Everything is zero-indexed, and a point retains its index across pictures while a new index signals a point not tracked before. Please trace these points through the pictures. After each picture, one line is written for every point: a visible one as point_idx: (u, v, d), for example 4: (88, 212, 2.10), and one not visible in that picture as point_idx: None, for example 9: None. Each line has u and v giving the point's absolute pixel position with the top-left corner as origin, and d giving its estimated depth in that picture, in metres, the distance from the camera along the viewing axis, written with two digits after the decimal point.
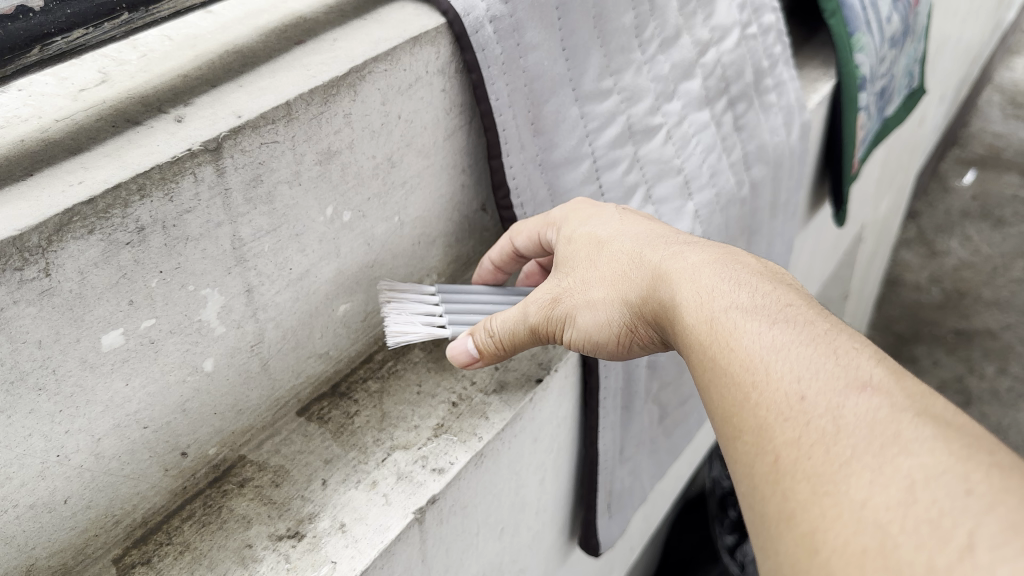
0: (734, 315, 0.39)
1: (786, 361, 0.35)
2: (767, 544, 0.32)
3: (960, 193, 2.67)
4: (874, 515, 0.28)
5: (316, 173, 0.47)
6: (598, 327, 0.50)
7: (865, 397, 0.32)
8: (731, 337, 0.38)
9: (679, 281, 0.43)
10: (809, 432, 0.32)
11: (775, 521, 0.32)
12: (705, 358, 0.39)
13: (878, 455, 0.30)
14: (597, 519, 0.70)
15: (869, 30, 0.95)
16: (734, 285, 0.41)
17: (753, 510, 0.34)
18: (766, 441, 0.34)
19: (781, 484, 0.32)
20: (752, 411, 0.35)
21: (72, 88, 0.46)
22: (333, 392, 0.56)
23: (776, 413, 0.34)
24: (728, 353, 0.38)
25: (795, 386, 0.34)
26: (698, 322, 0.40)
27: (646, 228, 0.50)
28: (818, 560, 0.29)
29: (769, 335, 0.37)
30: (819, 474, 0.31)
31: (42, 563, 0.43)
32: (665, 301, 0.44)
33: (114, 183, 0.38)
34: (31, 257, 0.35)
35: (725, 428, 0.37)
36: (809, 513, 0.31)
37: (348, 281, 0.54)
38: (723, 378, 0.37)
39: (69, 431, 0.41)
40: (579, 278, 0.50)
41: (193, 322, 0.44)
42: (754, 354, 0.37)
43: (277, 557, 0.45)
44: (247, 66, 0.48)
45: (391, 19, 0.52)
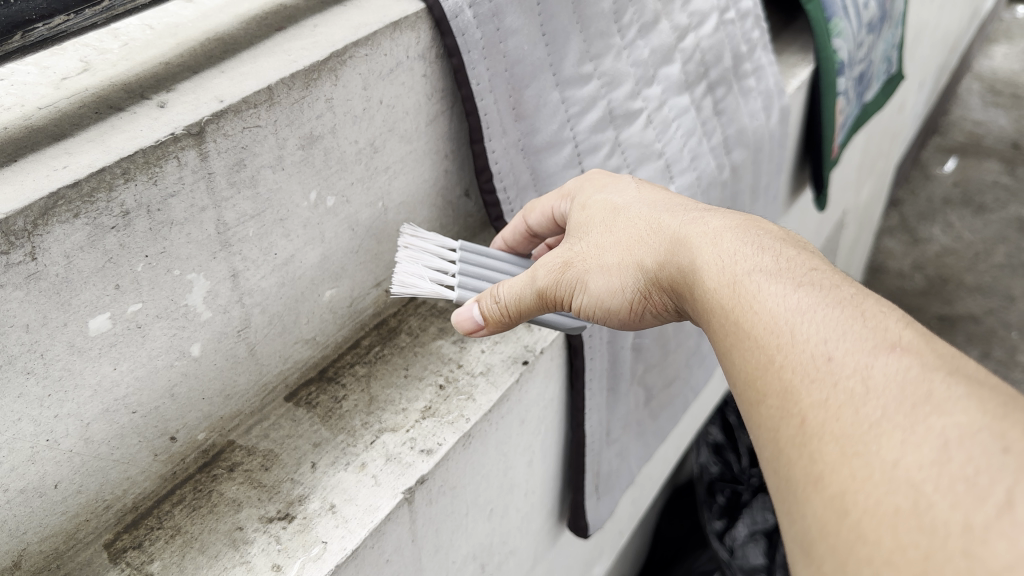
0: (759, 278, 0.38)
1: (813, 323, 0.35)
2: (792, 508, 0.31)
3: (941, 181, 2.69)
4: (907, 476, 0.28)
5: (299, 158, 0.48)
6: (611, 293, 0.50)
7: (894, 356, 0.31)
8: (754, 298, 0.38)
9: (701, 245, 0.43)
10: (837, 394, 0.31)
11: (801, 484, 0.31)
12: (728, 322, 0.39)
13: (910, 416, 0.29)
14: (586, 500, 0.71)
15: (847, 15, 0.96)
16: (757, 250, 0.40)
17: (776, 475, 0.33)
18: (791, 404, 0.33)
19: (808, 446, 0.31)
20: (776, 374, 0.35)
21: (54, 76, 0.46)
22: (321, 376, 0.57)
23: (802, 374, 0.33)
24: (753, 313, 0.37)
25: (821, 348, 0.33)
26: (720, 286, 0.40)
27: (664, 201, 0.50)
28: (848, 521, 0.28)
29: (795, 297, 0.37)
30: (848, 434, 0.30)
31: (33, 548, 0.43)
32: (686, 265, 0.44)
33: (99, 167, 0.38)
34: (16, 240, 0.36)
35: (748, 392, 0.36)
36: (837, 475, 0.29)
37: (333, 267, 0.55)
38: (747, 342, 0.37)
39: (58, 415, 0.41)
40: (594, 245, 0.51)
41: (178, 307, 0.45)
42: (778, 316, 0.36)
43: (268, 538, 0.46)
44: (228, 52, 0.48)
45: (371, 4, 0.52)
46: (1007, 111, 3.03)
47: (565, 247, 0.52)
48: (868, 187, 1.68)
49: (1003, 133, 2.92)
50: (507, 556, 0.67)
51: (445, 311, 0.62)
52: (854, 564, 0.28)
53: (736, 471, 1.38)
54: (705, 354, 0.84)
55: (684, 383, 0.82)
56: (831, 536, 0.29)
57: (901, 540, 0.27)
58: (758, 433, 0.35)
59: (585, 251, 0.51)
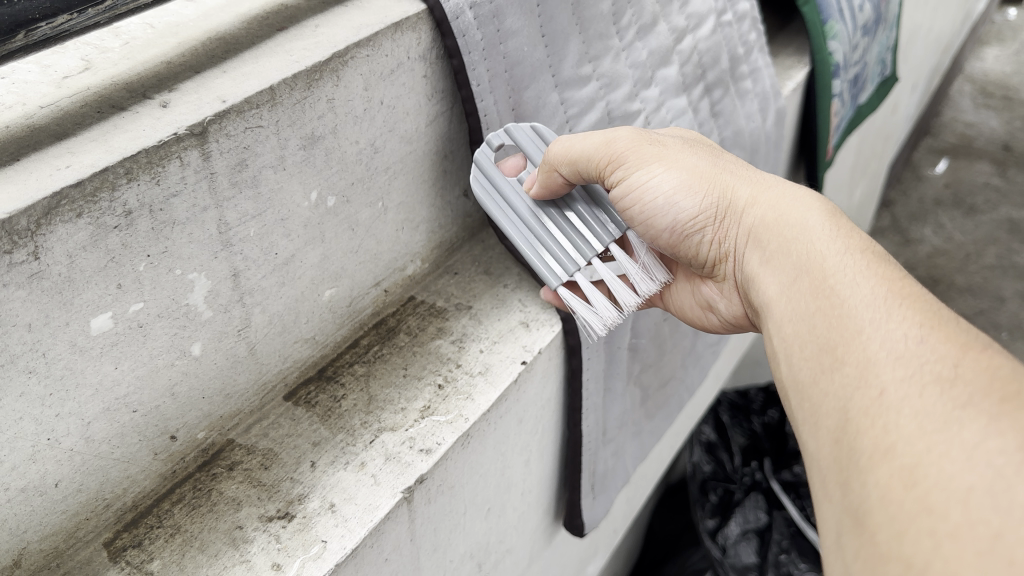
0: (858, 254, 0.42)
1: (904, 309, 0.38)
2: (853, 474, 0.34)
3: (932, 182, 2.71)
4: (986, 455, 0.30)
5: (301, 158, 0.48)
6: (684, 196, 0.53)
7: (982, 356, 0.35)
8: (855, 270, 0.41)
9: (807, 209, 0.48)
10: (924, 374, 0.34)
11: (868, 452, 0.34)
12: (818, 284, 0.42)
13: (996, 407, 0.32)
14: (582, 499, 0.71)
15: (842, 18, 0.97)
16: (845, 236, 0.44)
17: (837, 445, 0.36)
18: (871, 376, 0.36)
19: (881, 417, 0.34)
20: (860, 347, 0.37)
21: (55, 75, 0.46)
22: (320, 375, 0.57)
23: (888, 350, 0.36)
24: (848, 277, 0.41)
25: (914, 332, 0.36)
26: (828, 248, 0.44)
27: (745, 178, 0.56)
28: (915, 492, 0.31)
29: (884, 282, 0.40)
30: (933, 413, 0.33)
31: (33, 547, 0.43)
32: (792, 215, 0.48)
33: (102, 166, 0.38)
34: (20, 240, 0.36)
35: (821, 357, 0.39)
36: (912, 448, 0.32)
37: (333, 266, 0.55)
38: (832, 311, 0.40)
39: (59, 415, 0.41)
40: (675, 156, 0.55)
41: (180, 306, 0.45)
42: (870, 293, 0.39)
43: (268, 537, 0.46)
44: (230, 52, 0.48)
45: (372, 5, 0.53)
46: (998, 113, 3.05)
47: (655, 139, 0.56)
48: (860, 188, 1.69)
49: (994, 134, 2.94)
50: (504, 554, 0.67)
51: (443, 310, 0.62)
52: (916, 531, 0.30)
53: (728, 470, 1.40)
54: (700, 355, 0.85)
55: (679, 382, 0.82)
56: (893, 507, 0.31)
57: (973, 515, 0.29)
58: (821, 401, 0.38)
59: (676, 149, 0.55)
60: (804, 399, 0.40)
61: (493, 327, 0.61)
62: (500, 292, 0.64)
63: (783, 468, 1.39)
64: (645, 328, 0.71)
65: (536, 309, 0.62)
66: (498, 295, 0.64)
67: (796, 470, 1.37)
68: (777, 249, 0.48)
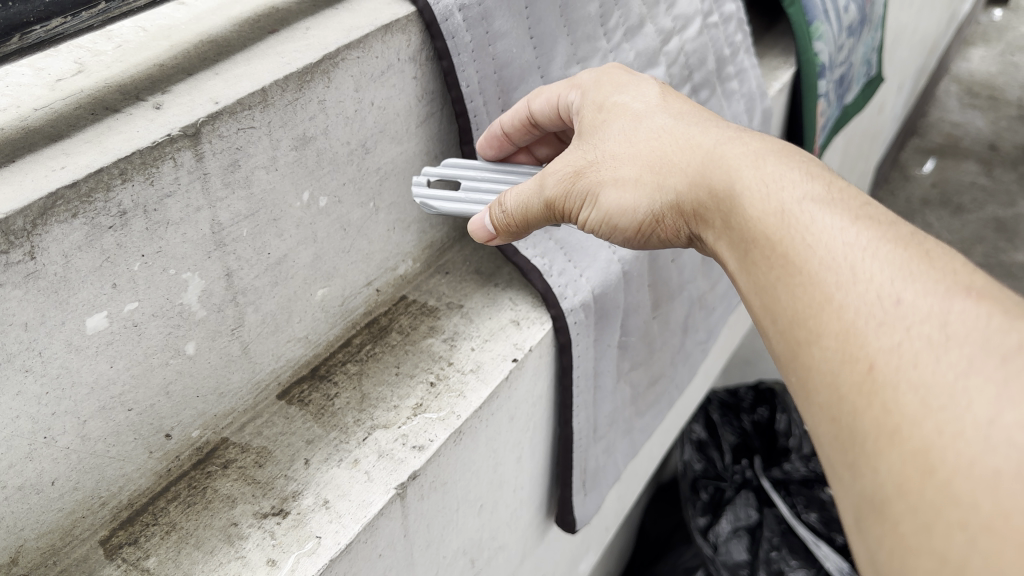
0: (809, 206, 0.38)
1: (874, 261, 0.34)
2: (860, 464, 0.31)
3: (919, 182, 2.73)
4: (1006, 433, 0.27)
5: (293, 158, 0.49)
6: (627, 208, 0.49)
7: (970, 302, 0.31)
8: (808, 232, 0.37)
9: (741, 151, 0.43)
10: (913, 340, 0.31)
11: (872, 435, 0.30)
12: (776, 254, 0.38)
13: (1001, 367, 0.28)
14: (573, 496, 0.72)
15: (828, 19, 0.98)
16: (806, 177, 0.40)
17: (837, 424, 0.32)
18: (852, 349, 0.32)
19: (876, 395, 0.31)
20: (834, 315, 0.34)
21: (49, 78, 0.46)
22: (312, 374, 0.57)
23: (865, 316, 0.32)
24: (799, 242, 0.37)
25: (888, 288, 0.33)
26: (767, 214, 0.39)
27: (683, 108, 0.51)
28: (935, 482, 0.28)
29: (851, 232, 0.35)
30: (931, 384, 0.29)
31: (30, 545, 0.43)
32: (722, 181, 0.43)
33: (97, 167, 0.38)
34: (16, 239, 0.36)
35: (799, 332, 0.36)
36: (920, 428, 0.29)
37: (325, 266, 0.55)
38: (797, 279, 0.36)
39: (55, 413, 0.42)
40: (608, 155, 0.50)
41: (175, 306, 0.45)
42: (835, 250, 0.35)
43: (262, 533, 0.47)
44: (222, 54, 0.48)
45: (362, 7, 0.53)
46: (984, 113, 3.08)
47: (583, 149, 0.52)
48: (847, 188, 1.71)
49: (980, 134, 2.97)
50: (496, 551, 0.68)
51: (434, 309, 0.63)
52: (944, 528, 0.27)
53: (719, 469, 1.41)
54: (690, 353, 0.86)
55: (669, 380, 0.83)
56: (912, 498, 0.28)
57: (1005, 506, 0.26)
58: (807, 377, 0.35)
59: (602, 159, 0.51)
60: (791, 374, 0.36)
61: (484, 326, 0.61)
62: (491, 291, 0.65)
63: (773, 466, 1.41)
64: (635, 326, 0.71)
65: (527, 307, 0.63)
66: (489, 294, 0.64)
67: (786, 467, 1.39)
68: (724, 223, 0.43)
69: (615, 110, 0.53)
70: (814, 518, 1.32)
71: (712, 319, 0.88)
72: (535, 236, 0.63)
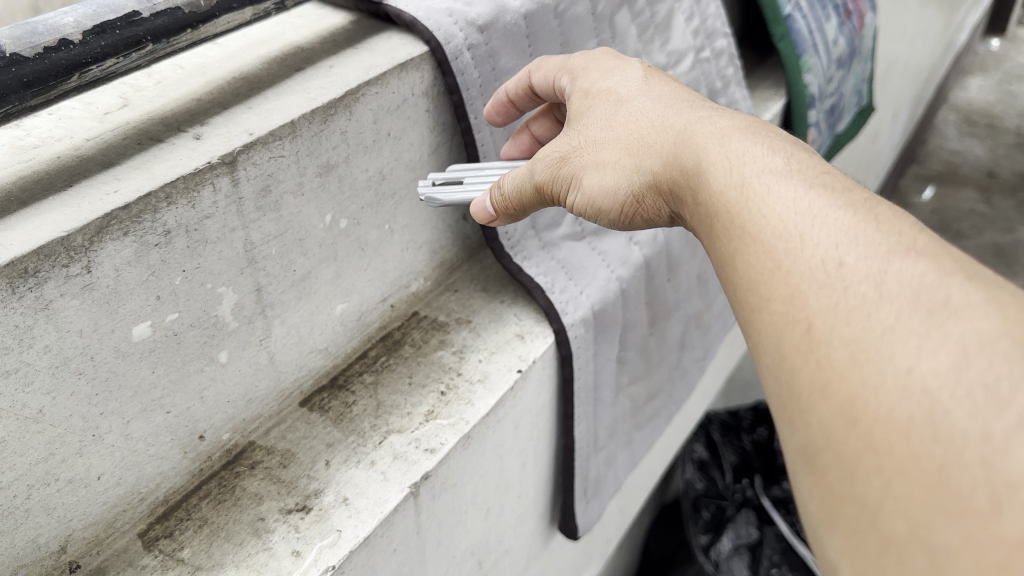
0: (766, 179, 0.40)
1: (822, 228, 0.36)
2: (797, 417, 0.33)
3: (919, 209, 2.78)
4: (922, 383, 0.29)
5: (317, 184, 0.53)
6: (610, 192, 0.52)
7: (908, 261, 0.33)
8: (763, 203, 0.39)
9: (709, 128, 0.46)
10: (848, 299, 0.33)
11: (807, 390, 0.32)
12: (733, 224, 0.40)
13: (925, 321, 0.30)
14: (575, 504, 0.76)
15: (817, 52, 1.03)
16: (768, 151, 0.42)
17: (780, 383, 0.34)
18: (797, 310, 0.34)
19: (814, 352, 0.33)
20: (783, 279, 0.36)
21: (97, 112, 0.51)
22: (332, 384, 0.62)
23: (809, 278, 0.34)
24: (755, 212, 0.39)
25: (832, 252, 0.35)
26: (728, 187, 0.41)
27: (664, 96, 0.53)
28: (858, 430, 0.30)
29: (804, 200, 0.38)
30: (862, 339, 0.31)
31: (77, 535, 0.48)
32: (692, 159, 0.45)
33: (146, 191, 0.43)
34: (76, 255, 0.41)
35: (750, 298, 0.38)
36: (847, 381, 0.31)
37: (345, 283, 0.60)
38: (748, 248, 0.38)
39: (103, 413, 0.46)
40: (592, 143, 0.54)
41: (210, 317, 0.50)
42: (786, 219, 0.37)
43: (287, 527, 0.51)
44: (254, 90, 0.53)
45: (380, 47, 0.58)
46: (982, 141, 3.13)
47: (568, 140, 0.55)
48: None
49: (978, 162, 3.02)
50: (502, 554, 0.72)
51: (444, 324, 0.67)
52: (864, 473, 0.29)
53: (720, 488, 1.45)
54: (687, 370, 0.90)
55: (668, 395, 0.87)
56: (838, 447, 0.30)
57: (916, 449, 0.28)
58: (757, 338, 0.37)
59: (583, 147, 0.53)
60: (746, 337, 0.39)
61: (490, 339, 0.66)
62: (497, 307, 0.69)
63: (773, 485, 1.44)
64: (633, 341, 0.75)
65: (530, 322, 0.67)
66: (496, 310, 0.69)
67: (786, 485, 1.42)
68: (693, 200, 0.45)
69: (600, 100, 0.55)
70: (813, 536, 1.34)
71: (708, 337, 0.92)
72: (539, 256, 0.68)
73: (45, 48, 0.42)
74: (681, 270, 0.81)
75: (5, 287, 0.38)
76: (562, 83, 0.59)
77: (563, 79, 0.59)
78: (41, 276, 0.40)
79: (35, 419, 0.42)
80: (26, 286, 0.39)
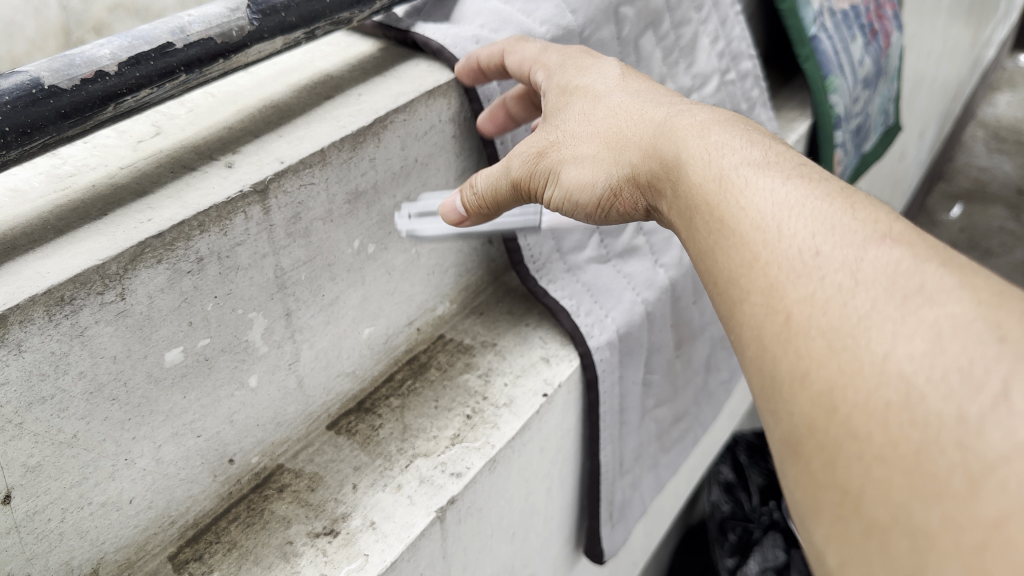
0: (744, 170, 0.38)
1: (799, 218, 0.34)
2: (779, 409, 0.31)
3: (947, 227, 2.75)
4: (898, 369, 0.27)
5: (346, 211, 0.54)
6: (585, 182, 0.50)
7: (884, 248, 0.31)
8: (741, 194, 0.37)
9: (686, 120, 0.44)
10: (824, 288, 0.31)
11: (787, 381, 0.31)
12: (711, 218, 0.38)
13: (900, 308, 0.29)
14: (601, 527, 0.75)
15: (843, 73, 1.02)
16: (745, 143, 0.41)
17: (761, 376, 0.33)
18: (775, 301, 0.33)
19: (792, 343, 0.31)
20: (761, 270, 0.34)
21: (131, 139, 0.53)
22: (359, 407, 0.62)
23: (786, 268, 0.33)
24: (734, 201, 0.37)
25: (809, 242, 0.33)
26: (706, 179, 0.40)
27: (640, 85, 0.52)
28: (837, 420, 0.28)
29: (782, 190, 0.36)
30: (838, 328, 0.30)
31: (109, 557, 0.48)
32: (670, 150, 0.44)
33: (179, 220, 0.44)
34: (110, 282, 0.42)
35: (729, 292, 0.36)
36: (824, 371, 0.29)
37: (372, 307, 0.60)
38: (727, 239, 0.37)
39: (136, 437, 0.47)
40: (569, 131, 0.52)
41: (241, 342, 0.51)
42: (763, 209, 0.36)
43: (315, 551, 0.51)
44: (284, 118, 0.54)
45: (407, 75, 0.59)
46: (1011, 159, 3.11)
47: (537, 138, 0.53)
48: None
49: (1007, 180, 2.99)
50: None
51: (470, 347, 0.67)
52: (845, 461, 0.28)
53: (747, 510, 1.45)
54: (713, 393, 0.90)
55: (694, 418, 0.87)
56: (820, 437, 0.29)
57: (892, 435, 0.27)
58: (740, 334, 0.35)
59: (558, 148, 0.52)
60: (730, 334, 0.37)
61: (516, 363, 0.66)
62: (523, 330, 0.69)
63: None
64: (659, 364, 0.75)
65: (556, 346, 0.67)
66: (521, 333, 0.69)
67: None
68: (671, 191, 0.43)
69: (575, 94, 0.53)
70: None
71: (734, 359, 0.92)
72: (564, 280, 0.68)
73: (82, 80, 0.43)
74: (705, 293, 0.81)
75: (43, 314, 0.39)
76: (536, 75, 0.57)
77: (537, 72, 0.57)
78: (76, 304, 0.40)
79: (70, 443, 0.43)
80: (62, 314, 0.40)
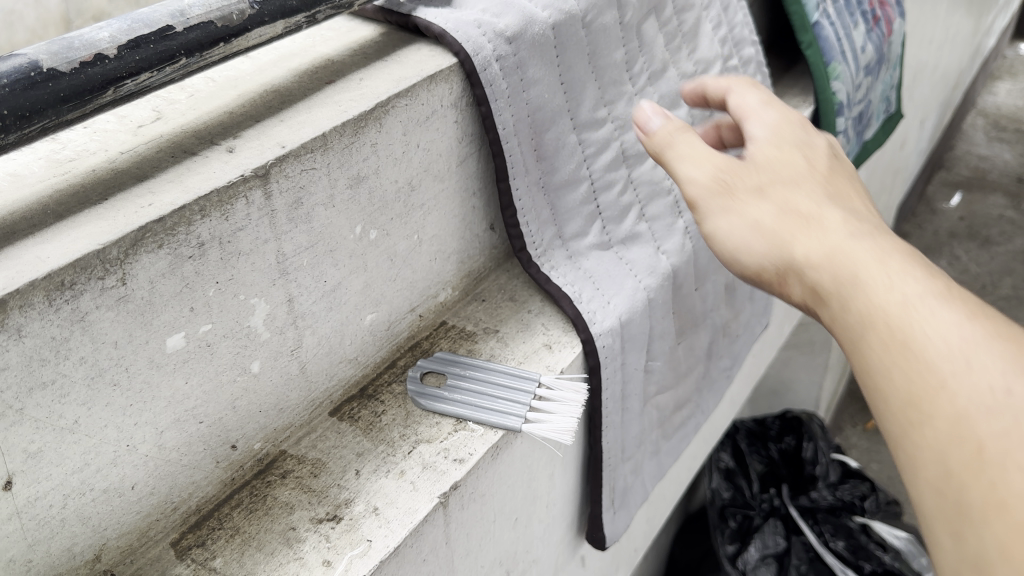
0: (928, 303, 0.38)
1: (984, 354, 0.35)
2: (936, 495, 0.35)
3: None
4: None
5: (348, 196, 0.54)
6: (751, 253, 0.49)
7: None
8: (926, 327, 0.38)
9: (862, 242, 0.44)
10: (1012, 418, 0.33)
11: (942, 466, 0.35)
12: (889, 343, 0.39)
13: None
14: (603, 514, 0.76)
15: (845, 60, 1.02)
16: (925, 276, 0.40)
17: (915, 459, 0.36)
18: (943, 401, 0.35)
19: (957, 478, 0.34)
20: (949, 400, 0.35)
21: (131, 124, 0.52)
22: (361, 393, 0.62)
23: (976, 406, 0.34)
24: (871, 279, 0.42)
25: (999, 380, 0.34)
26: (888, 305, 0.40)
27: (834, 179, 0.51)
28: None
29: (961, 325, 0.37)
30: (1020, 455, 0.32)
31: (111, 543, 0.48)
32: (847, 268, 0.43)
33: (180, 204, 0.44)
34: (111, 267, 0.41)
35: (901, 410, 0.37)
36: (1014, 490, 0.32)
37: (374, 293, 0.60)
38: (907, 357, 0.38)
39: (138, 423, 0.46)
40: (741, 191, 0.51)
41: (243, 328, 0.50)
42: (942, 339, 0.37)
43: (318, 537, 0.51)
44: (285, 103, 0.54)
45: (409, 59, 0.59)
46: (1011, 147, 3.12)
47: (733, 162, 0.52)
48: None
49: None
50: (530, 564, 0.71)
51: (472, 333, 0.67)
52: None
53: (747, 497, 1.50)
54: (714, 380, 0.89)
55: (696, 405, 0.87)
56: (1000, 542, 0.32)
57: None
58: (888, 410, 0.38)
59: (749, 194, 0.50)
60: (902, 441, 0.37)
61: (519, 349, 0.65)
62: (525, 316, 0.69)
63: (800, 495, 1.51)
64: (661, 351, 0.75)
65: (559, 332, 0.67)
66: (523, 320, 0.68)
67: (813, 496, 1.50)
68: (838, 308, 0.43)
69: (769, 160, 0.52)
70: (841, 545, 1.41)
71: (735, 347, 0.92)
72: (566, 267, 0.67)
73: (81, 63, 0.43)
74: (707, 280, 0.80)
75: (43, 299, 0.39)
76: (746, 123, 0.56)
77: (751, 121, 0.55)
78: (77, 288, 0.40)
79: (71, 429, 0.43)
80: (62, 299, 0.40)
